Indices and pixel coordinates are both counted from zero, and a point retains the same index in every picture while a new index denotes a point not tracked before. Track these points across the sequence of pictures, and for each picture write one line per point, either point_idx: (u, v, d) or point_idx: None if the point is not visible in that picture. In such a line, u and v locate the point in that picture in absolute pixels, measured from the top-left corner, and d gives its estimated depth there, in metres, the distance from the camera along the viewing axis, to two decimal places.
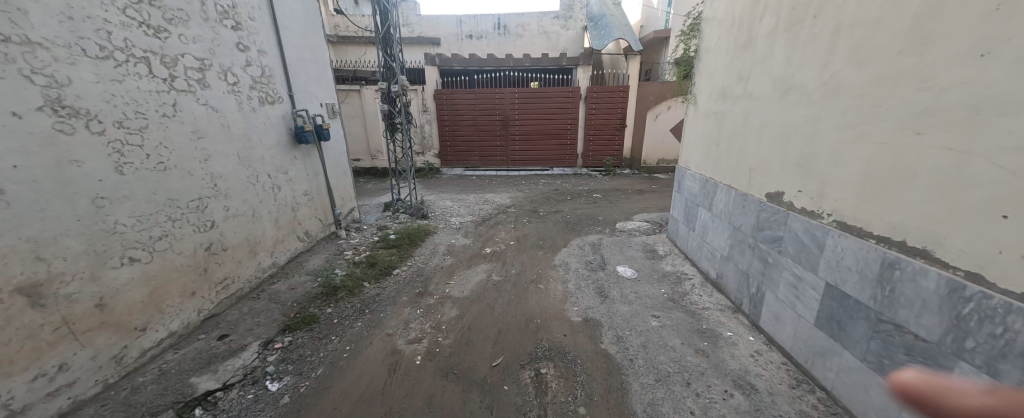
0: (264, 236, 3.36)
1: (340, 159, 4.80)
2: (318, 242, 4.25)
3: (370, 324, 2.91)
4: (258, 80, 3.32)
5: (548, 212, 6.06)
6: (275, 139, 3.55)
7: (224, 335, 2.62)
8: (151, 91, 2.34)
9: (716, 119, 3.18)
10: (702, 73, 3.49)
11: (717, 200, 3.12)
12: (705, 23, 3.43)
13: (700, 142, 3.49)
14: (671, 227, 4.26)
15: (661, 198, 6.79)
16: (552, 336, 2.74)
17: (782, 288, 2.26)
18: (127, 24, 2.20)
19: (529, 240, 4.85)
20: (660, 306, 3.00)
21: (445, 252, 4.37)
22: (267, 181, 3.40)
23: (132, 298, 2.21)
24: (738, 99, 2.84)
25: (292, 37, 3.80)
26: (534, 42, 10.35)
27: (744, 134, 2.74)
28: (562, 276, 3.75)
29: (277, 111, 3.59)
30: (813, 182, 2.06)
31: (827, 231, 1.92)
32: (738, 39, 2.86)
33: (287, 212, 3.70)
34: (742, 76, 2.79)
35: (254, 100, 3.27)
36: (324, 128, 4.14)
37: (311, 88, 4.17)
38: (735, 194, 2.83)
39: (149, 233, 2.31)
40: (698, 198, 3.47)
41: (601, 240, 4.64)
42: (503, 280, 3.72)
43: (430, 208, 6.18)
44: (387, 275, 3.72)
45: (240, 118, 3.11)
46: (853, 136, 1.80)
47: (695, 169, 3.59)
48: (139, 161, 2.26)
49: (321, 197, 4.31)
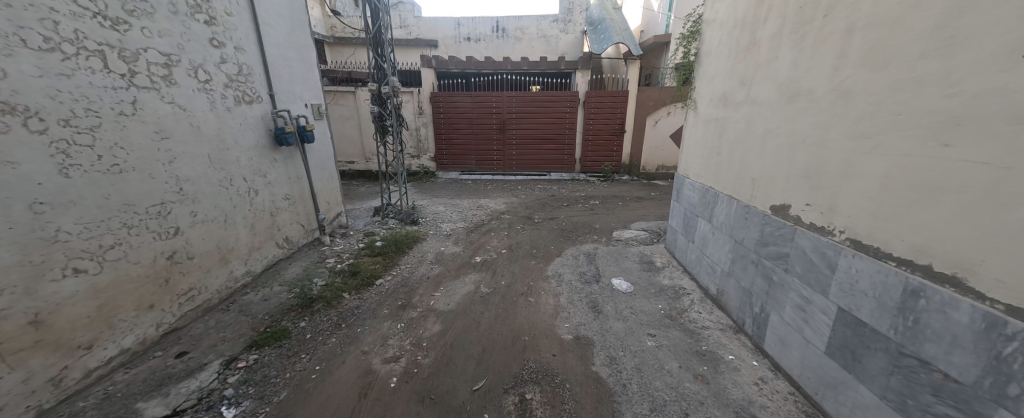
0: (237, 244, 3.16)
1: (327, 162, 4.61)
2: (300, 248, 4.05)
3: (344, 341, 2.70)
4: (234, 78, 3.15)
5: (543, 219, 5.89)
6: (253, 141, 3.37)
7: (184, 352, 2.42)
8: (106, 87, 2.17)
9: (717, 126, 3.00)
10: (702, 78, 3.32)
11: (717, 211, 2.95)
12: (705, 26, 3.28)
13: (699, 150, 3.32)
14: (668, 238, 4.07)
15: (660, 205, 6.63)
16: (539, 356, 2.55)
17: (789, 310, 2.08)
18: (79, 14, 2.04)
19: (522, 248, 4.67)
20: (657, 323, 2.81)
21: (432, 261, 4.19)
22: (242, 184, 3.21)
23: (75, 313, 2.01)
24: (740, 105, 2.67)
25: (274, 34, 3.63)
26: (533, 46, 10.24)
27: (746, 141, 2.58)
28: (554, 288, 3.56)
29: (256, 110, 3.40)
30: (822, 195, 1.89)
31: (840, 249, 1.74)
32: (741, 41, 2.69)
33: (265, 218, 3.51)
34: (744, 80, 2.63)
35: (229, 99, 3.09)
36: (308, 129, 3.95)
37: (295, 88, 4.00)
38: (737, 205, 2.65)
39: (100, 241, 2.13)
40: (698, 208, 3.30)
41: (597, 249, 4.46)
42: (491, 292, 3.52)
43: (421, 213, 5.98)
44: (370, 285, 3.51)
45: (213, 118, 2.93)
46: (868, 146, 1.63)
47: (695, 178, 3.41)
48: (89, 163, 2.08)
49: (304, 201, 4.12)
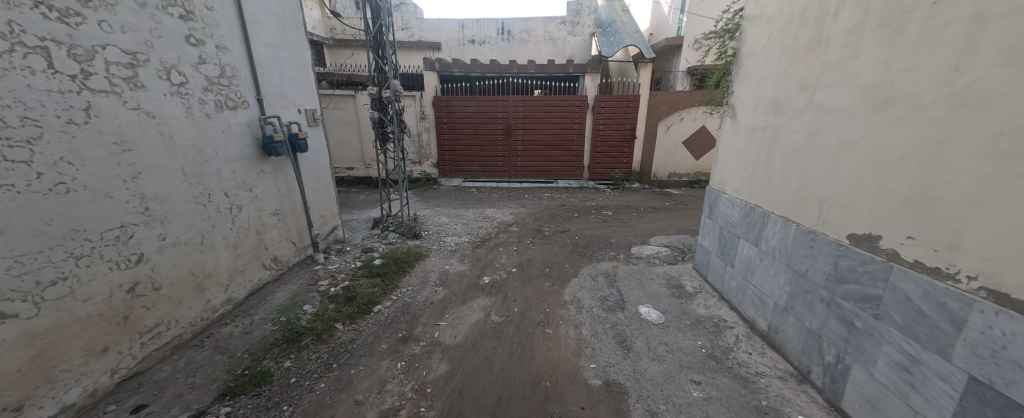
0: (216, 268, 2.78)
1: (323, 173, 4.25)
2: (289, 269, 3.66)
3: (334, 387, 2.30)
4: (215, 81, 2.79)
5: (554, 232, 5.48)
6: (237, 150, 3.00)
7: (142, 405, 2.02)
8: (49, 90, 1.79)
9: (766, 136, 2.63)
10: (742, 81, 2.95)
11: (767, 234, 2.56)
12: (745, 23, 2.91)
13: (740, 162, 2.94)
14: (698, 259, 3.67)
15: (677, 217, 6.21)
16: (564, 408, 2.15)
17: (885, 368, 1.69)
18: (15, 1, 1.67)
19: (534, 266, 4.26)
20: (701, 366, 2.41)
21: (436, 282, 3.79)
22: (222, 200, 2.84)
23: (1, 368, 1.62)
24: (800, 113, 2.30)
25: (263, 32, 3.27)
26: (539, 48, 9.91)
27: (809, 155, 2.20)
28: (573, 317, 3.15)
29: (242, 116, 3.04)
30: (937, 227, 1.50)
31: (971, 302, 1.36)
32: (799, 39, 2.33)
33: (250, 236, 3.13)
34: (805, 84, 2.26)
35: (209, 104, 2.73)
36: (301, 137, 3.58)
37: (288, 91, 3.64)
38: (797, 230, 2.26)
39: (37, 277, 1.74)
40: (739, 228, 2.91)
41: (616, 269, 4.05)
42: (503, 322, 3.11)
43: (424, 225, 5.59)
44: (367, 313, 3.12)
45: (189, 125, 2.56)
46: (1019, 170, 1.26)
47: (734, 194, 3.03)
48: (24, 183, 1.70)
49: (296, 216, 3.74)
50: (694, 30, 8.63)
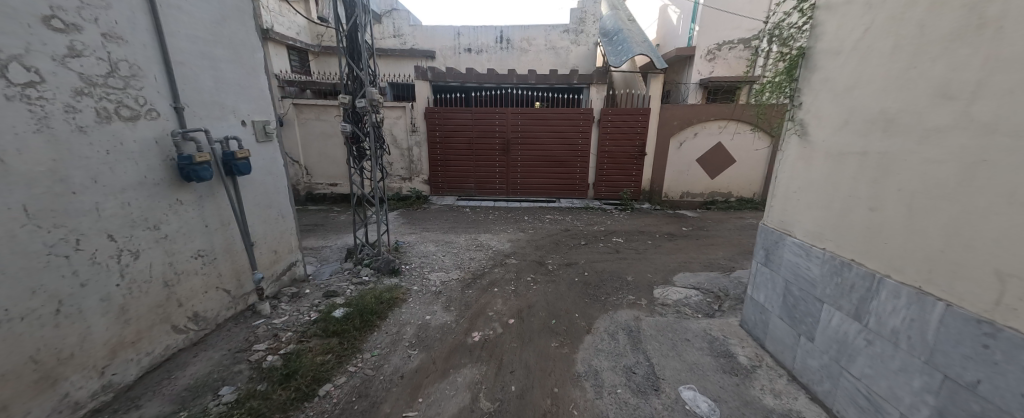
0: (84, 345, 1.95)
1: (276, 199, 3.44)
2: (218, 327, 2.81)
3: None
4: (99, 81, 2.02)
5: (559, 266, 4.67)
6: (134, 176, 2.20)
7: None
8: None
9: (866, 166, 1.85)
10: (818, 89, 2.19)
11: (883, 310, 1.75)
12: (822, 12, 2.16)
13: (819, 197, 2.15)
14: (749, 316, 2.86)
15: (700, 247, 5.43)
16: None
17: None
18: None
19: (536, 315, 3.44)
20: None
21: (413, 340, 2.96)
22: (101, 245, 2.02)
23: None
24: (941, 134, 1.52)
25: (187, 22, 2.52)
26: (540, 58, 9.31)
27: (966, 198, 1.42)
28: (592, 401, 2.32)
29: (144, 130, 2.26)
30: None
31: None
32: (930, 24, 1.57)
33: (152, 290, 2.31)
34: (952, 92, 1.49)
35: (84, 113, 1.95)
36: (239, 157, 2.81)
37: (225, 99, 2.87)
38: (950, 312, 1.46)
39: None
40: (823, 290, 2.10)
41: (640, 323, 3.22)
42: (496, 413, 2.25)
43: (406, 256, 4.77)
44: (308, 400, 2.26)
45: (42, 143, 1.77)
46: None
47: (808, 240, 2.24)
48: None
49: (230, 256, 2.91)
50: (708, 39, 8.04)
